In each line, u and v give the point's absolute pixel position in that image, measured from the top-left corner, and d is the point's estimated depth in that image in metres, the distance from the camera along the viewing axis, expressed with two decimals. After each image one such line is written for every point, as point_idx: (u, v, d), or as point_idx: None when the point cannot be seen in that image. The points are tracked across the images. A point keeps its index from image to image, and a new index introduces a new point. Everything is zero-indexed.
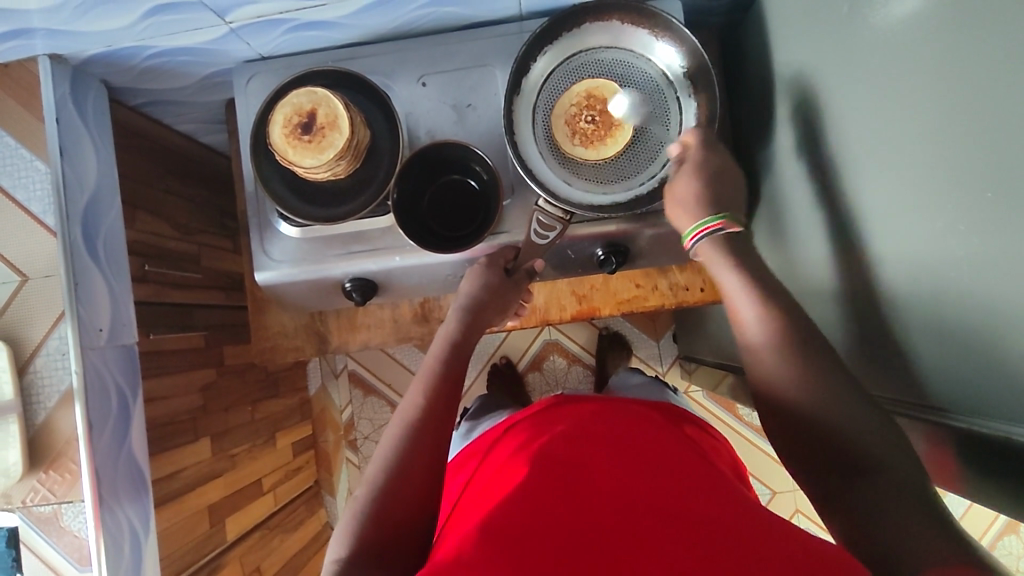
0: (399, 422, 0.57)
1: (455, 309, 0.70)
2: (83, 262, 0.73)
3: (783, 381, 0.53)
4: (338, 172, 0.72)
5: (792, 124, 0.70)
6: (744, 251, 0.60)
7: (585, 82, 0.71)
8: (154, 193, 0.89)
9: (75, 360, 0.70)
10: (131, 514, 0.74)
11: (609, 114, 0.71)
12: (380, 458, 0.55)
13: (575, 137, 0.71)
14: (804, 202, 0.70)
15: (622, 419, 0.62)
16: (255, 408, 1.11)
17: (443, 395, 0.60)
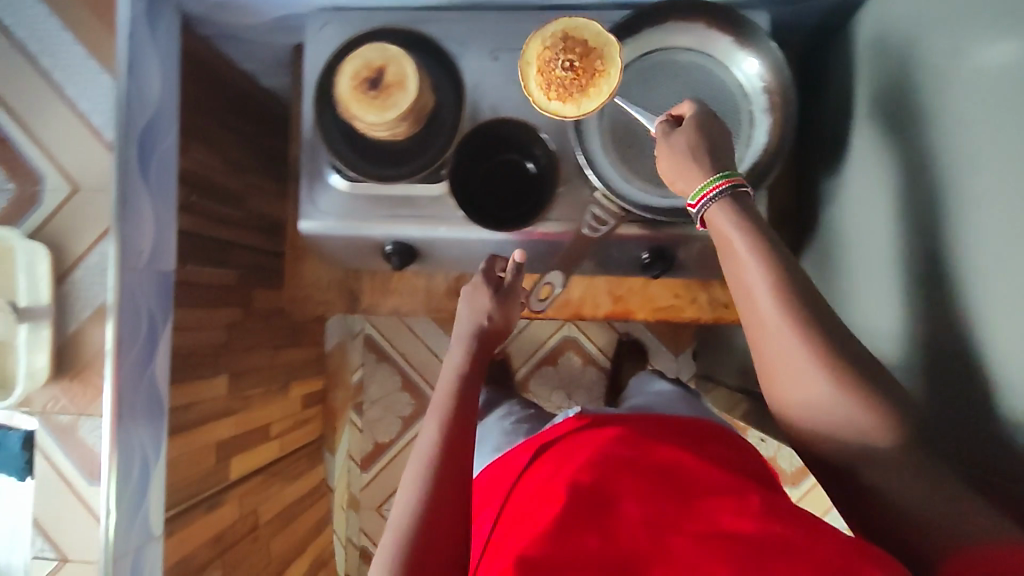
0: (421, 458, 0.56)
1: (461, 342, 0.68)
2: (133, 182, 0.72)
3: (800, 369, 0.49)
4: (398, 134, 0.72)
5: (873, 156, 0.68)
6: (753, 210, 0.55)
7: (562, 24, 0.65)
8: (212, 126, 0.90)
9: (111, 277, 0.71)
10: (145, 438, 0.75)
11: (590, 57, 0.64)
12: (405, 497, 0.53)
13: (550, 90, 0.65)
14: (870, 236, 0.68)
15: (648, 435, 0.63)
16: (273, 354, 1.12)
17: (465, 422, 0.59)
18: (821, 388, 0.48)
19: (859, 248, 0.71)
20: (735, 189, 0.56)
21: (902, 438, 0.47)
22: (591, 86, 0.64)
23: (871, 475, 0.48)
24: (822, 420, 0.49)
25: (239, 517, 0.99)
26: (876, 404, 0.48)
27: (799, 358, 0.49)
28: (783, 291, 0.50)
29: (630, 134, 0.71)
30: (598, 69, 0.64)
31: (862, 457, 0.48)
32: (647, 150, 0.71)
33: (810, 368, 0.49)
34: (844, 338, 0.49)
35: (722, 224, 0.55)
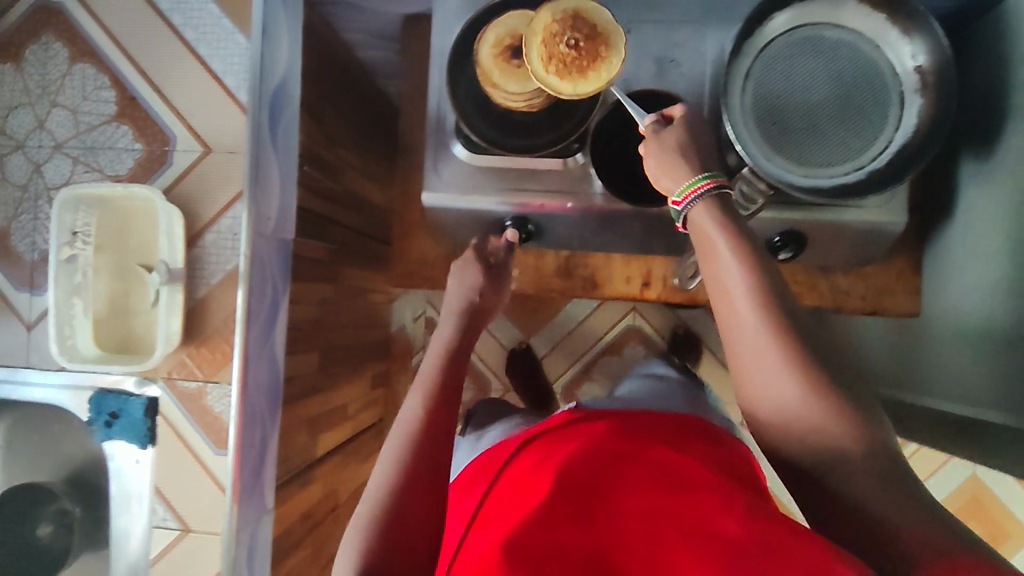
0: (396, 438, 0.55)
1: (449, 316, 0.70)
2: (264, 147, 0.71)
3: (773, 373, 0.48)
4: (534, 106, 0.70)
5: (1007, 141, 0.66)
6: (734, 211, 0.54)
7: (576, 2, 0.62)
8: (323, 95, 0.88)
9: (243, 243, 0.69)
10: (263, 408, 0.74)
11: (595, 40, 0.61)
12: (377, 487, 0.51)
13: (550, 62, 0.60)
14: (997, 224, 0.68)
15: (633, 424, 0.60)
16: (353, 332, 1.11)
17: (441, 403, 0.58)
18: (794, 393, 0.47)
19: (980, 233, 0.71)
20: (721, 190, 0.55)
21: (870, 452, 0.45)
22: (593, 69, 0.61)
23: (820, 479, 0.46)
24: (794, 427, 0.47)
25: (322, 495, 0.97)
26: (851, 414, 0.46)
27: (769, 353, 0.48)
28: (760, 288, 0.50)
29: (774, 111, 0.69)
30: (604, 53, 0.61)
31: (818, 456, 0.46)
32: (792, 128, 0.69)
33: (779, 365, 0.48)
34: (818, 348, 0.49)
35: (704, 222, 0.54)
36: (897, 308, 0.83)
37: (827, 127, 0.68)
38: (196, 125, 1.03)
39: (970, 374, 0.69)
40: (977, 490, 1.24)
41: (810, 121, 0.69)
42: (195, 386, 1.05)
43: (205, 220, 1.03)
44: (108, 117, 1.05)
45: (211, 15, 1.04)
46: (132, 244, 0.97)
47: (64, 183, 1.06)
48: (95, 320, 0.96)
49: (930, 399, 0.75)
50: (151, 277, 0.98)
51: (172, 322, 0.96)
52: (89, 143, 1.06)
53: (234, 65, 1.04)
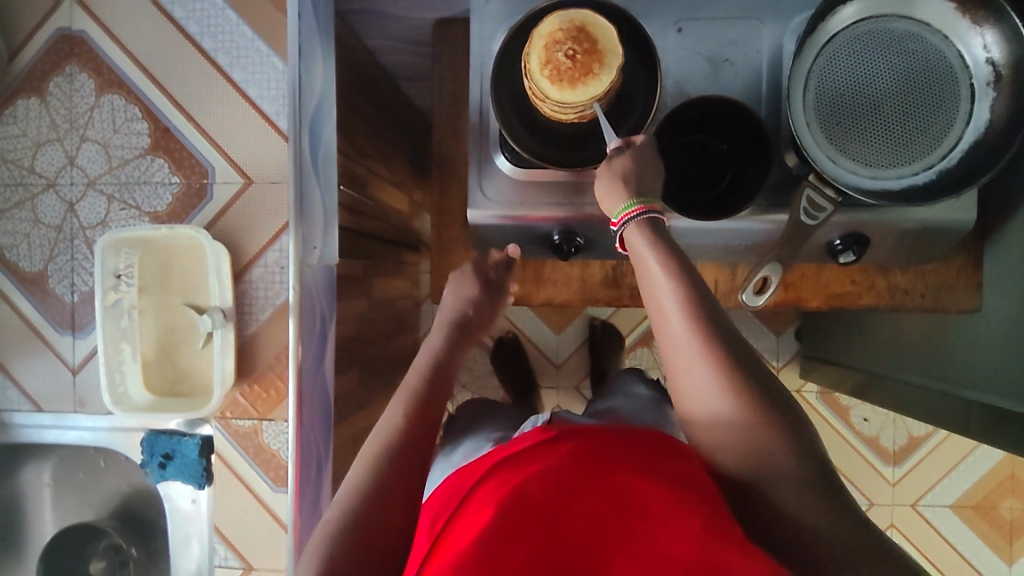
0: (375, 441, 0.55)
1: (442, 328, 0.71)
2: (307, 175, 0.68)
3: (700, 375, 0.50)
4: (586, 116, 0.68)
5: None
6: (666, 235, 0.58)
7: (586, 14, 0.64)
8: (355, 107, 0.85)
9: (291, 276, 0.68)
10: (319, 439, 0.73)
11: (591, 54, 0.63)
12: (342, 496, 0.51)
13: (544, 66, 0.64)
14: None
15: (611, 444, 0.53)
16: (387, 343, 1.08)
17: (422, 408, 0.58)
18: (725, 399, 0.49)
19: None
20: (651, 215, 0.59)
21: (801, 463, 0.46)
22: (582, 80, 0.64)
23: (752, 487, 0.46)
24: (727, 436, 0.48)
25: None
26: (783, 430, 0.47)
27: (698, 363, 0.50)
28: (689, 300, 0.53)
29: (837, 110, 0.66)
30: (596, 66, 0.63)
31: (754, 466, 0.46)
32: (858, 127, 0.66)
33: (717, 375, 0.49)
34: (747, 364, 0.50)
35: (638, 242, 0.58)
36: (959, 305, 0.80)
37: (895, 123, 0.65)
38: (232, 153, 1.00)
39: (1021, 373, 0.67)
40: (1014, 467, 1.22)
41: (875, 119, 0.66)
42: (250, 424, 1.01)
43: (252, 253, 1.00)
44: (142, 150, 1.02)
45: (243, 37, 0.99)
46: (174, 283, 0.94)
47: (100, 222, 1.03)
48: (144, 363, 0.94)
49: (975, 393, 0.72)
50: (203, 319, 0.92)
51: (225, 363, 0.92)
52: (123, 179, 1.02)
53: (271, 90, 0.99)
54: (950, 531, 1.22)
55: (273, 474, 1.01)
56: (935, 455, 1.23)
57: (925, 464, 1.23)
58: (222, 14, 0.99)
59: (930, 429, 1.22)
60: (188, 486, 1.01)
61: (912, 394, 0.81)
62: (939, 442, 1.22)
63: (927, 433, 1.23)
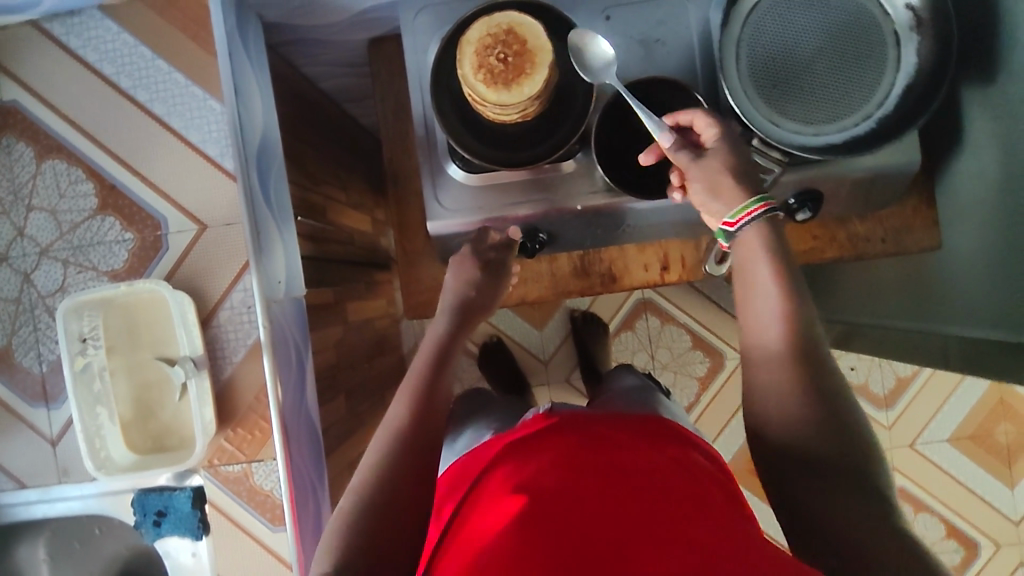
0: (390, 423, 0.56)
1: (446, 315, 0.70)
2: (260, 210, 0.68)
3: (770, 345, 0.53)
4: (526, 113, 0.68)
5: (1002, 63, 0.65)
6: (785, 241, 0.56)
7: (512, 16, 0.65)
8: (302, 137, 0.85)
9: (259, 314, 0.66)
10: (312, 473, 0.72)
11: (523, 55, 0.64)
12: (360, 475, 0.52)
13: (477, 70, 0.64)
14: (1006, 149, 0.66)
15: (614, 436, 0.55)
16: (369, 365, 1.07)
17: (435, 391, 0.59)
18: (785, 368, 0.51)
19: (982, 158, 0.71)
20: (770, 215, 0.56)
21: (830, 428, 0.49)
22: (516, 80, 0.64)
23: (796, 462, 0.49)
24: (784, 407, 0.51)
25: None
26: (834, 414, 0.49)
27: (776, 333, 0.53)
28: (783, 280, 0.54)
29: (772, 74, 0.67)
30: (528, 66, 0.64)
31: (798, 443, 0.49)
32: (793, 88, 0.67)
33: (796, 353, 0.51)
34: (816, 356, 0.52)
35: (751, 236, 0.56)
36: (919, 243, 0.81)
37: (828, 79, 0.67)
38: (183, 202, 1.00)
39: (1000, 301, 0.69)
40: (1003, 393, 1.24)
41: (808, 77, 0.67)
42: (239, 468, 1.00)
43: (216, 297, 0.99)
44: (90, 211, 1.01)
45: (177, 84, 0.99)
46: (140, 339, 0.92)
47: (58, 288, 1.02)
48: (123, 425, 0.92)
49: (957, 328, 0.74)
50: (174, 370, 0.90)
51: (205, 412, 0.91)
52: (76, 242, 1.01)
53: (212, 133, 0.99)
54: (950, 464, 1.24)
55: (269, 515, 1.00)
56: (925, 393, 1.24)
57: (916, 404, 1.25)
58: (152, 64, 0.98)
59: (914, 368, 1.24)
60: (185, 539, 1.00)
61: (902, 337, 0.83)
62: (926, 379, 1.24)
63: (913, 373, 1.24)
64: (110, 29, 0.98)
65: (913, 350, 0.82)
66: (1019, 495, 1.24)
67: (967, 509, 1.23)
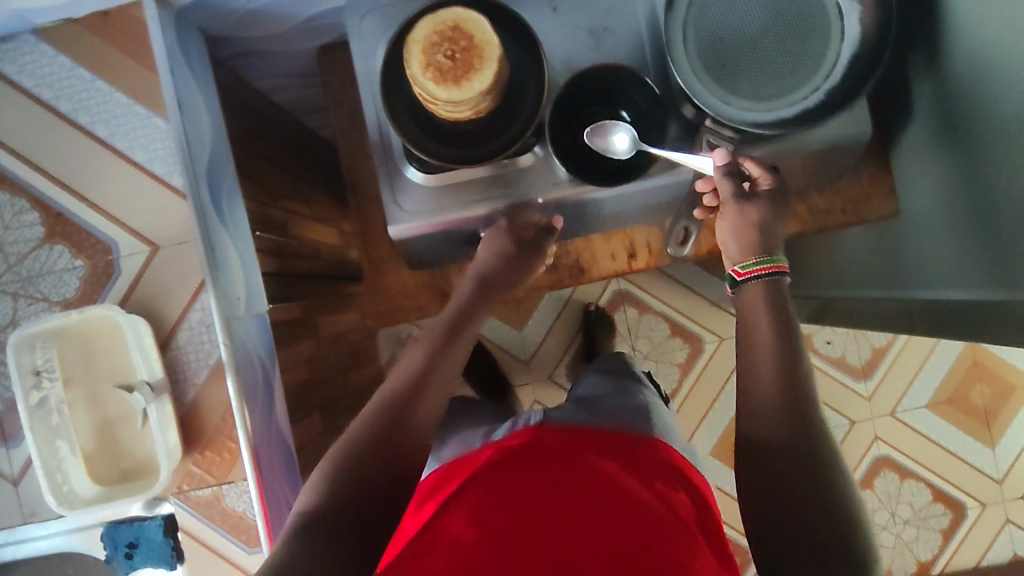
0: (392, 386, 0.59)
1: (467, 280, 0.73)
2: (213, 225, 0.66)
3: (760, 345, 0.57)
4: (480, 109, 0.67)
5: (947, 32, 0.65)
6: (782, 294, 0.61)
7: (457, 12, 0.64)
8: (256, 150, 0.83)
9: (220, 332, 0.64)
10: (287, 491, 0.71)
11: (471, 51, 0.63)
12: (358, 426, 0.55)
13: (426, 70, 0.63)
14: (957, 118, 0.67)
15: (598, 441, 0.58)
16: (347, 377, 1.05)
17: (439, 365, 0.61)
18: (763, 372, 0.55)
19: (933, 123, 0.72)
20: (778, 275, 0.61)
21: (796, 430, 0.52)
22: (465, 76, 0.63)
23: (763, 461, 0.52)
24: (761, 404, 0.54)
25: None
26: (806, 421, 0.52)
27: (761, 340, 0.57)
28: (772, 302, 0.60)
29: (719, 53, 0.67)
30: (477, 62, 0.63)
31: (764, 443, 0.52)
32: (741, 66, 0.67)
33: (779, 358, 0.56)
34: (798, 375, 0.55)
35: (754, 290, 0.61)
36: (879, 212, 0.84)
37: (775, 55, 0.67)
38: (132, 223, 0.91)
39: (964, 261, 0.68)
40: (975, 354, 1.26)
41: (754, 55, 0.67)
42: (208, 492, 0.93)
43: (173, 321, 0.91)
44: (37, 241, 0.92)
45: (101, 93, 0.88)
46: (98, 369, 0.88)
47: (9, 323, 0.93)
48: (86, 457, 0.89)
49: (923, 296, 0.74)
50: (134, 398, 0.87)
51: (169, 438, 0.88)
52: (24, 274, 0.93)
53: (158, 150, 0.89)
54: (930, 429, 1.25)
55: (244, 536, 0.95)
56: (900, 361, 1.25)
57: (893, 372, 1.25)
58: (73, 74, 0.87)
59: (890, 337, 1.25)
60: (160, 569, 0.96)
61: (883, 305, 0.82)
62: (901, 347, 1.25)
63: (888, 341, 1.25)
64: (45, 53, 0.86)
65: (908, 317, 0.80)
66: (1000, 454, 1.25)
67: (951, 473, 1.24)
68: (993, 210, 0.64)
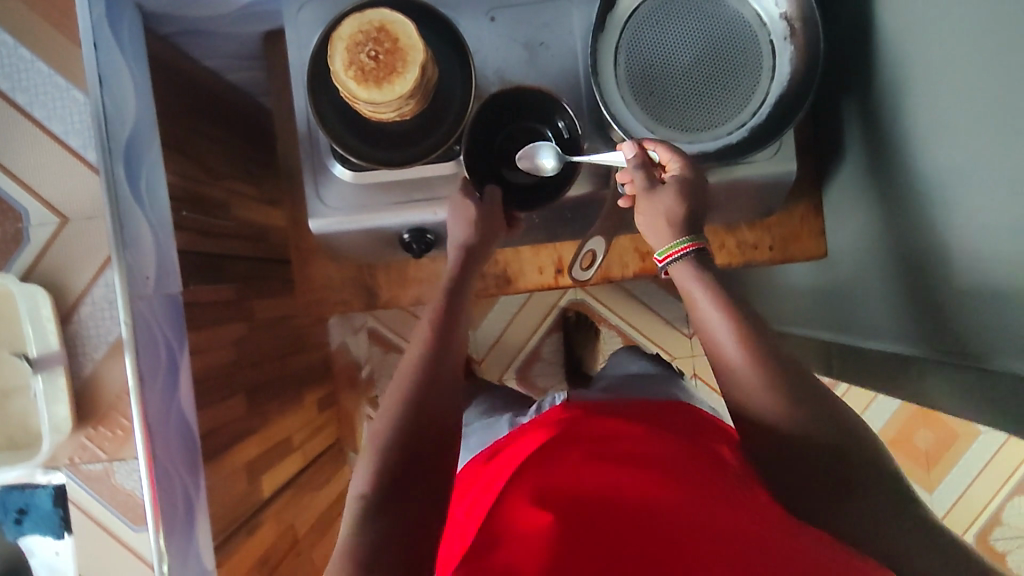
0: (402, 381, 0.57)
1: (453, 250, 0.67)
2: (127, 203, 0.66)
3: (726, 349, 0.54)
4: (405, 112, 0.66)
5: (881, 74, 0.65)
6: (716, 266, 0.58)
7: (384, 13, 0.63)
8: (197, 130, 0.83)
9: (121, 311, 0.65)
10: (183, 473, 0.71)
11: (394, 54, 0.62)
12: (378, 432, 0.54)
13: (347, 68, 0.62)
14: (886, 160, 0.67)
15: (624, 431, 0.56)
16: (285, 363, 1.05)
17: (442, 353, 0.59)
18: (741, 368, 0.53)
19: (864, 166, 0.72)
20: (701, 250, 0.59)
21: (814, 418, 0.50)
22: (388, 78, 0.62)
23: (800, 459, 0.50)
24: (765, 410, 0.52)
25: (279, 535, 0.92)
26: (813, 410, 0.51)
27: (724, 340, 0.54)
28: (719, 291, 0.56)
29: (649, 79, 0.67)
30: (399, 65, 0.62)
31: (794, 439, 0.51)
32: (669, 94, 0.67)
33: (754, 358, 0.53)
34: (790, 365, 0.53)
35: (685, 275, 0.58)
36: (805, 252, 0.85)
37: (705, 86, 0.67)
38: (47, 196, 1.01)
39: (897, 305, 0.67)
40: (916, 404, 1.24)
41: (684, 85, 0.67)
42: (99, 466, 1.04)
43: (79, 291, 1.02)
44: None
45: (37, 72, 0.99)
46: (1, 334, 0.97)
47: None
48: None
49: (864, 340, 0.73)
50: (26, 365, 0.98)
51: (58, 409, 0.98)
52: None
53: (75, 126, 1.00)
54: None
55: (130, 513, 1.05)
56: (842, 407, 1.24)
57: None
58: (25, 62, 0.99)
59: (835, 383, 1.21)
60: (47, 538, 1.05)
61: (831, 348, 0.81)
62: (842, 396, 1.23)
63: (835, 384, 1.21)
64: (4, 42, 0.99)
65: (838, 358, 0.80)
66: (936, 499, 1.26)
67: None
68: (918, 255, 0.64)
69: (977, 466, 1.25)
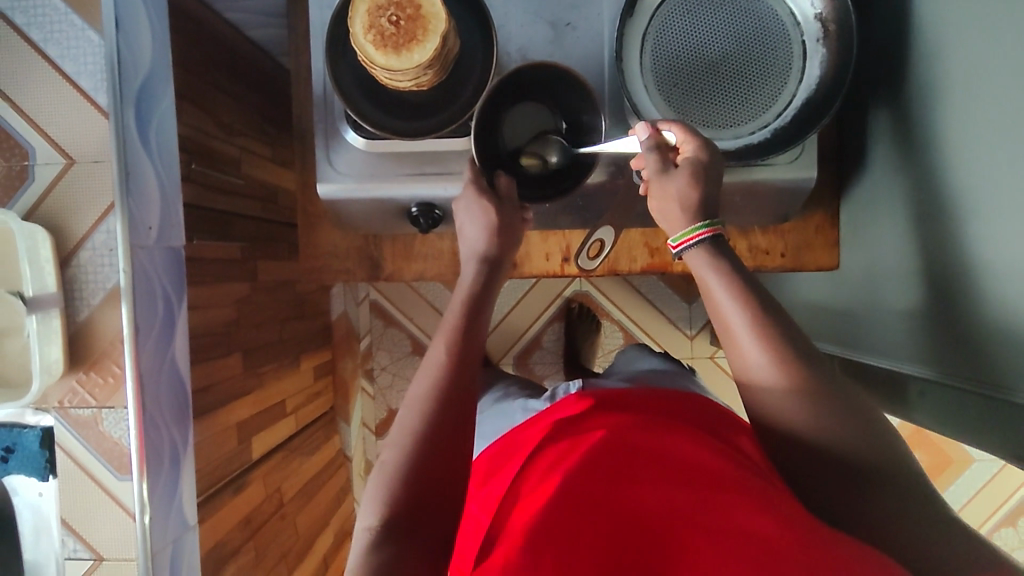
0: (425, 380, 0.55)
1: (471, 261, 0.66)
2: (135, 151, 0.66)
3: (757, 361, 0.52)
4: (421, 83, 0.65)
5: (913, 86, 0.64)
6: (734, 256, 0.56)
7: None
8: (213, 83, 0.82)
9: (120, 258, 0.66)
10: (172, 426, 0.71)
11: (417, 21, 0.61)
12: (396, 437, 0.52)
13: (368, 31, 0.61)
14: (912, 173, 0.66)
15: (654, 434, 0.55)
16: (283, 328, 1.04)
17: (465, 351, 0.57)
18: (776, 380, 0.51)
19: (887, 179, 0.71)
20: (717, 236, 0.57)
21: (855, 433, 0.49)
22: (408, 46, 0.61)
23: (839, 479, 0.49)
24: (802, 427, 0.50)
25: (265, 497, 0.92)
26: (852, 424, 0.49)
27: (754, 350, 0.52)
28: (746, 293, 0.53)
29: (675, 71, 0.65)
30: (420, 34, 0.61)
31: (831, 455, 0.49)
32: (693, 88, 0.65)
33: (792, 374, 0.50)
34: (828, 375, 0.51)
35: (703, 264, 0.56)
36: (817, 261, 0.84)
37: (731, 83, 0.65)
38: None
39: (919, 323, 0.66)
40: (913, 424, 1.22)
41: (709, 80, 0.65)
42: None
43: None
44: None
45: None
46: None
47: None
48: None
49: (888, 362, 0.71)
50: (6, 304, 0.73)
51: None
52: None
53: None
54: None
55: None
56: None
57: None
58: None
59: None
60: None
61: (844, 361, 0.80)
62: None
63: None
64: None
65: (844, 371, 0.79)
66: None
67: None
68: (941, 273, 0.62)
69: (974, 486, 1.24)
